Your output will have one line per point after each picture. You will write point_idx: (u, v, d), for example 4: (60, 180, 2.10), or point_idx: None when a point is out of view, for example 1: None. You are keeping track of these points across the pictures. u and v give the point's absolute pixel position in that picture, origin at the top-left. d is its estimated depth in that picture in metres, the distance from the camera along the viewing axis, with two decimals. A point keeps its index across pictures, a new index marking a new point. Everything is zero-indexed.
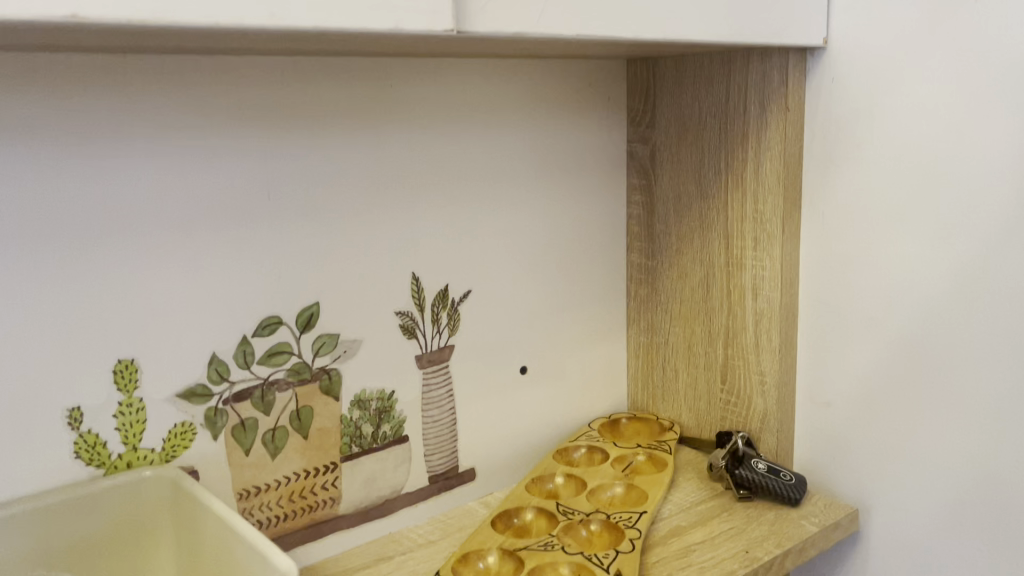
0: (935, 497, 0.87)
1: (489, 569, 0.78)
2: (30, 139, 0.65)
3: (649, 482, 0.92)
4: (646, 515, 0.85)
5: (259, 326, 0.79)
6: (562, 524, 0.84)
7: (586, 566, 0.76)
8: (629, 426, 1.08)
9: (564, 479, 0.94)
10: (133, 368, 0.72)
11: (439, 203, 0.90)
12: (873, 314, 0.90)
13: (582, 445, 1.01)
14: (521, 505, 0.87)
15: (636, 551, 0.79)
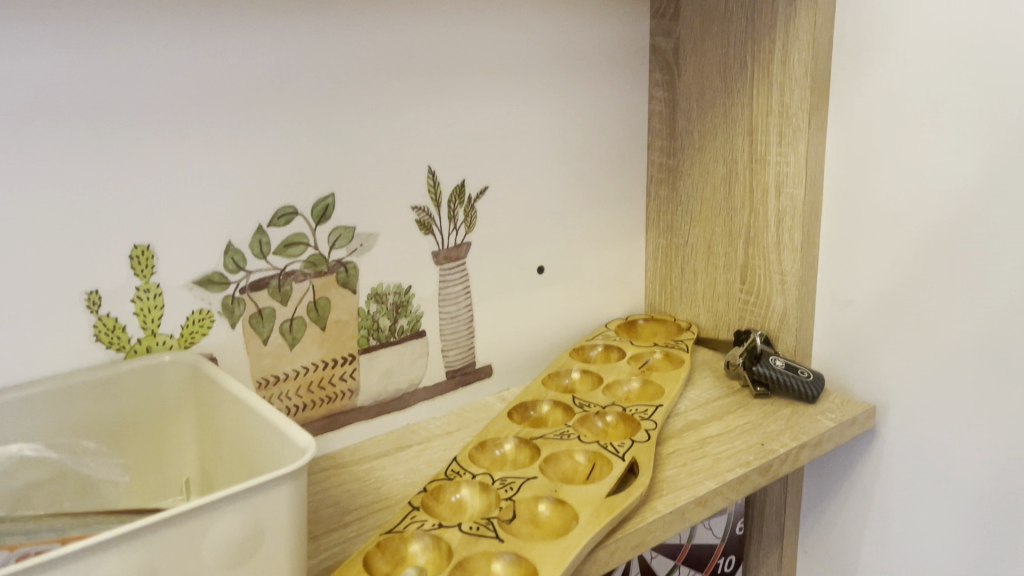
0: (954, 395, 0.87)
1: (505, 456, 0.79)
2: (36, 14, 0.63)
3: (666, 378, 0.92)
4: (662, 409, 0.86)
5: (275, 216, 0.78)
6: (578, 417, 0.85)
7: (601, 455, 0.77)
8: (646, 327, 1.08)
9: (580, 375, 0.94)
10: (149, 254, 0.71)
11: (456, 94, 0.88)
12: (900, 210, 0.88)
13: (598, 344, 1.01)
14: (538, 398, 0.88)
15: (652, 441, 0.79)
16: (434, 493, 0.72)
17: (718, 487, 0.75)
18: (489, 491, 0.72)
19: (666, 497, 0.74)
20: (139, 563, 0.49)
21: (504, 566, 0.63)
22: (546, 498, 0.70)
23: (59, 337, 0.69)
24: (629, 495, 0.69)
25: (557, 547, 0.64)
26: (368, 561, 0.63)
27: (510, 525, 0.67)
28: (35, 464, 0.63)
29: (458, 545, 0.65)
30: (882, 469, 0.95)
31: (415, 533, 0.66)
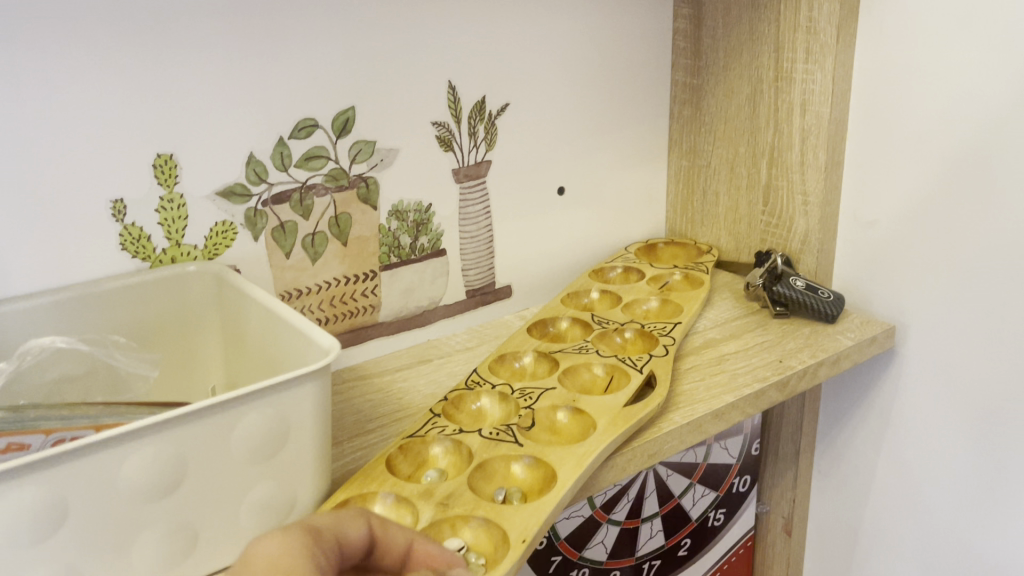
0: (975, 314, 0.87)
1: (524, 369, 0.81)
2: None
3: (685, 298, 0.93)
4: (680, 327, 0.86)
5: (295, 129, 0.78)
6: (596, 333, 0.86)
7: (620, 368, 0.78)
8: (667, 250, 1.08)
9: (599, 294, 0.95)
10: (172, 164, 0.72)
11: (477, 7, 0.87)
12: (928, 127, 0.86)
13: (618, 266, 1.02)
14: (557, 315, 0.89)
15: (670, 356, 0.80)
16: (455, 401, 0.74)
17: (735, 400, 0.76)
18: (508, 400, 0.74)
19: (683, 409, 0.75)
20: (171, 451, 0.50)
21: (523, 468, 0.66)
22: (564, 407, 0.72)
23: (86, 245, 0.70)
24: (647, 404, 0.70)
25: (575, 451, 0.65)
26: (391, 461, 0.66)
27: (528, 432, 0.69)
28: (64, 357, 0.65)
29: (477, 449, 0.67)
30: (900, 389, 0.96)
31: (436, 436, 0.68)
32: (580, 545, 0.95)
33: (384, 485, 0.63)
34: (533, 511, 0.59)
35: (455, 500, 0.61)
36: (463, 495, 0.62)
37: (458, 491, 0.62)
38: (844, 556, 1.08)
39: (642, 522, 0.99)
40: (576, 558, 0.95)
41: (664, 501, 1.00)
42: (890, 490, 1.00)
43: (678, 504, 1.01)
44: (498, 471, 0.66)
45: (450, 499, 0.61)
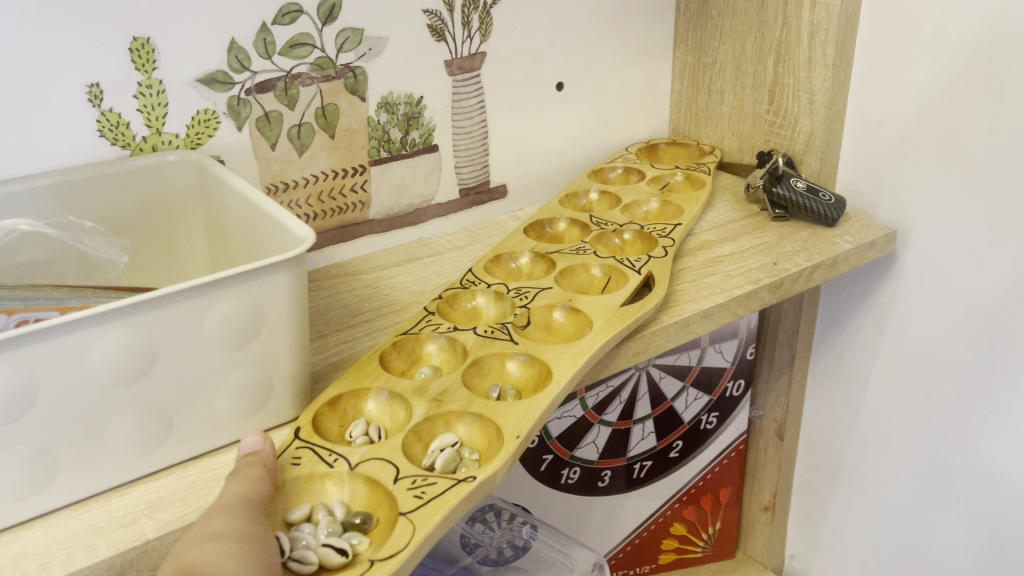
0: (980, 218, 0.84)
1: (521, 269, 0.80)
2: None
3: (685, 199, 0.90)
4: (681, 228, 0.84)
5: (278, 14, 0.75)
6: (594, 234, 0.84)
7: (617, 269, 0.77)
8: (669, 151, 1.05)
9: (598, 196, 0.93)
10: (150, 48, 0.69)
11: None
12: (942, 20, 0.82)
13: (618, 167, 0.99)
14: (555, 216, 0.88)
15: (670, 258, 0.79)
16: (450, 299, 0.73)
17: (725, 301, 0.75)
18: (504, 300, 0.73)
19: (673, 308, 0.74)
20: (141, 336, 0.50)
21: (518, 366, 0.65)
22: (561, 306, 0.71)
23: (64, 131, 0.68)
24: (645, 304, 0.69)
25: (571, 350, 0.64)
26: (385, 358, 0.65)
27: (524, 330, 0.69)
28: (34, 241, 0.66)
29: (472, 347, 0.66)
30: (900, 295, 0.94)
31: (431, 334, 0.68)
32: (571, 445, 0.96)
33: (377, 381, 0.62)
34: (529, 407, 0.59)
35: (450, 397, 0.61)
36: (457, 391, 0.61)
37: (453, 388, 0.62)
38: (836, 460, 1.09)
39: (634, 423, 1.00)
40: (567, 456, 0.96)
41: (656, 403, 1.00)
42: (883, 396, 1.00)
43: (670, 407, 1.02)
44: (493, 368, 0.65)
45: (444, 395, 0.61)
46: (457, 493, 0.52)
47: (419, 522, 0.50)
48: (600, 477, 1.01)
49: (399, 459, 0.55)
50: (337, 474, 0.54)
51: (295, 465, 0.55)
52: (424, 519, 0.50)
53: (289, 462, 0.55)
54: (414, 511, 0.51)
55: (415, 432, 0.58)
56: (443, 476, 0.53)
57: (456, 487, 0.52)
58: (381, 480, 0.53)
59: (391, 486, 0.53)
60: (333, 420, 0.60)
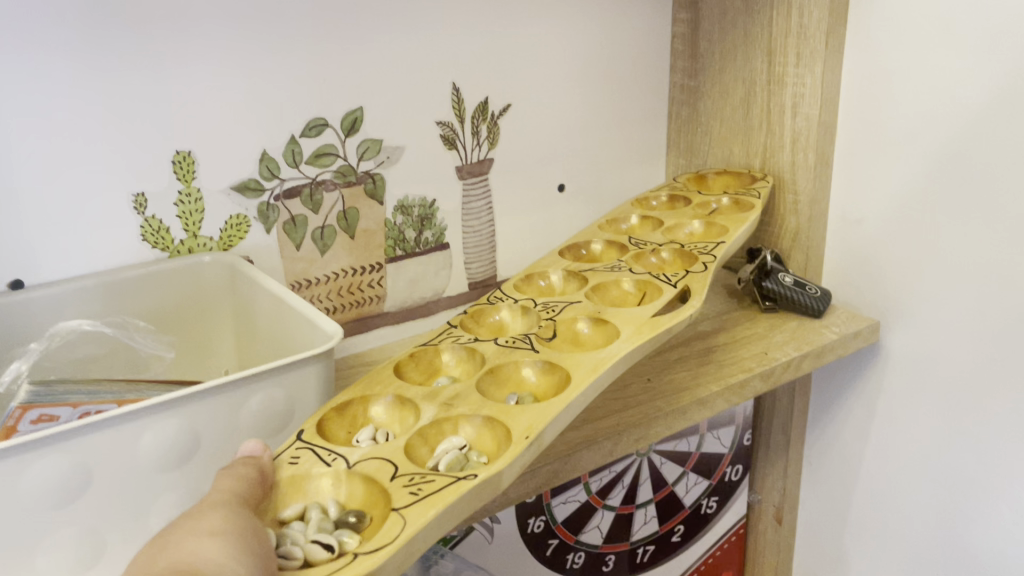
0: (955, 310, 0.90)
1: (553, 286, 0.84)
2: None
3: (730, 220, 0.92)
4: (723, 245, 0.86)
5: (306, 128, 0.83)
6: (633, 253, 0.87)
7: (652, 283, 0.80)
8: (718, 179, 1.05)
9: (639, 221, 0.96)
10: (191, 160, 0.77)
11: (480, 13, 0.91)
12: (912, 129, 0.89)
13: (663, 194, 1.02)
14: (590, 238, 0.92)
15: (708, 272, 0.80)
16: (476, 315, 0.78)
17: (720, 389, 0.80)
18: (529, 314, 0.77)
19: (670, 395, 0.79)
20: (187, 428, 0.55)
21: (535, 373, 0.69)
22: (586, 318, 0.75)
23: (110, 235, 0.75)
24: (676, 312, 0.71)
25: (591, 357, 0.67)
26: (401, 368, 0.69)
27: (548, 338, 0.72)
28: (91, 339, 0.73)
29: (491, 355, 0.70)
30: (886, 383, 0.99)
31: (448, 345, 0.72)
32: (576, 529, 0.99)
33: (387, 388, 0.65)
34: (538, 411, 0.60)
35: (459, 402, 0.64)
36: (466, 397, 0.64)
37: (463, 394, 0.65)
38: (833, 543, 1.12)
39: (637, 508, 1.03)
40: (573, 541, 0.99)
41: (658, 488, 1.04)
42: (875, 479, 1.03)
43: (671, 491, 1.05)
44: (510, 376, 0.69)
45: (454, 400, 0.64)
46: (454, 491, 0.53)
47: (411, 517, 0.51)
48: (604, 561, 1.03)
49: (400, 460, 0.57)
50: (334, 472, 0.56)
51: (292, 463, 0.56)
52: (417, 515, 0.51)
53: (287, 459, 0.56)
54: (408, 508, 0.51)
55: (420, 435, 0.61)
56: (443, 476, 0.54)
57: (454, 486, 0.53)
58: (379, 479, 0.55)
59: (388, 484, 0.54)
60: (341, 423, 0.63)
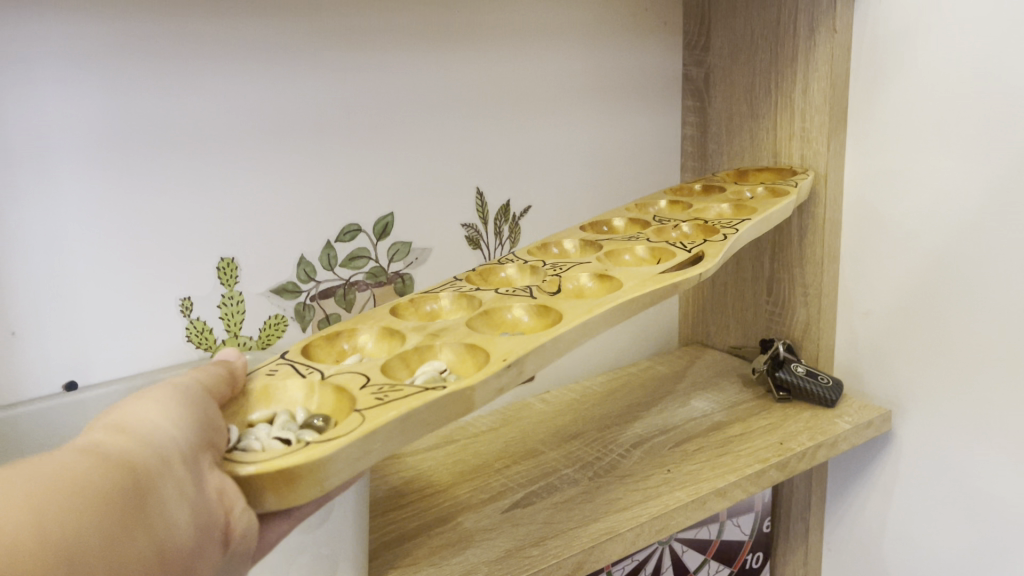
0: (962, 400, 0.92)
1: (566, 252, 0.82)
2: (130, 68, 0.73)
3: (762, 203, 0.88)
4: (747, 222, 0.82)
5: (342, 233, 0.88)
6: (654, 228, 0.85)
7: (666, 252, 0.78)
8: (758, 176, 1.03)
9: (668, 204, 0.94)
10: (234, 266, 0.82)
11: (501, 123, 0.97)
12: (912, 227, 0.94)
13: (698, 184, 1.00)
14: (611, 217, 0.90)
15: (728, 240, 0.78)
16: (484, 273, 0.76)
17: (737, 479, 0.83)
18: (537, 272, 0.76)
19: (689, 487, 0.82)
20: None
21: (529, 316, 0.67)
22: (590, 274, 0.73)
23: (158, 337, 0.80)
24: (681, 272, 0.70)
25: (586, 303, 0.66)
26: (397, 309, 0.69)
27: (549, 290, 0.71)
28: None
29: (489, 301, 0.69)
30: (900, 471, 1.01)
31: (444, 291, 0.72)
32: None
33: (376, 324, 0.66)
34: (520, 342, 0.59)
35: (444, 333, 0.63)
36: (453, 331, 0.64)
37: (451, 328, 0.64)
38: None
39: None
40: None
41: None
42: (894, 567, 1.04)
43: None
44: (504, 319, 0.68)
45: (439, 333, 0.63)
46: (420, 398, 0.51)
47: (371, 417, 0.49)
48: None
49: (375, 376, 0.56)
50: (308, 382, 0.56)
51: (269, 375, 0.57)
52: (378, 415, 0.50)
53: (265, 372, 0.58)
54: (369, 409, 0.50)
55: (402, 357, 0.60)
56: (412, 387, 0.53)
57: (422, 394, 0.52)
58: (349, 387, 0.54)
59: (357, 392, 0.54)
60: (327, 352, 0.63)
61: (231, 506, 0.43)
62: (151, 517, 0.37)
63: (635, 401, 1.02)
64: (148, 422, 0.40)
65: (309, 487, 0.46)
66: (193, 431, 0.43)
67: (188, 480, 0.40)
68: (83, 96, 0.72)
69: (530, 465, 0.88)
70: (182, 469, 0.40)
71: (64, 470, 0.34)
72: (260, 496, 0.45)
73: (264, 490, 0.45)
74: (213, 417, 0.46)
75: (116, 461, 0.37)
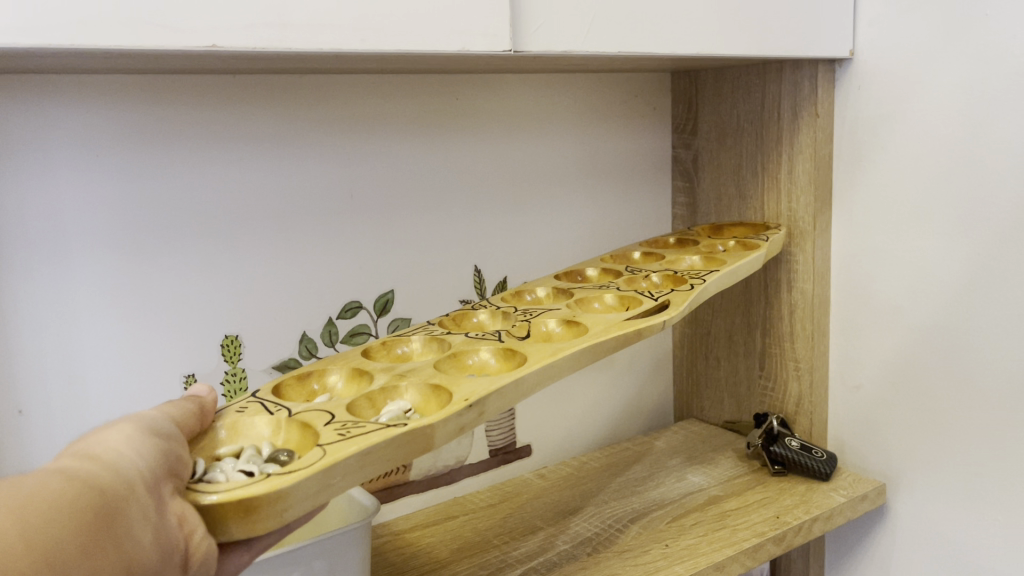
0: (954, 472, 0.93)
1: (539, 300, 0.83)
2: (143, 154, 0.76)
3: (734, 255, 0.91)
4: (715, 273, 0.83)
5: (343, 310, 0.90)
6: (624, 278, 0.85)
7: (632, 299, 0.78)
8: (732, 230, 1.07)
9: (642, 255, 0.95)
10: (238, 343, 0.84)
11: (497, 203, 1.01)
12: (898, 303, 0.97)
13: (673, 237, 1.01)
14: (586, 267, 0.91)
15: (694, 291, 0.79)
16: (457, 318, 0.78)
17: (734, 554, 0.83)
18: (508, 318, 0.77)
19: (687, 561, 0.82)
20: None
21: (495, 358, 0.69)
22: (557, 319, 0.74)
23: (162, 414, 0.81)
24: (648, 318, 0.71)
25: (551, 346, 0.67)
26: (368, 351, 0.71)
27: (517, 334, 0.72)
28: None
29: (459, 343, 0.71)
30: (896, 544, 1.01)
31: (414, 333, 0.73)
32: None
33: (347, 364, 0.67)
34: (484, 383, 0.60)
35: (411, 374, 0.65)
36: (420, 373, 0.65)
37: (419, 370, 0.66)
38: None
39: None
40: None
41: None
42: None
43: None
44: (471, 363, 0.69)
45: (407, 374, 0.65)
46: (380, 435, 0.52)
47: (331, 451, 0.50)
48: None
49: (340, 413, 0.57)
50: (276, 419, 0.57)
51: (238, 413, 0.58)
52: (338, 449, 0.50)
53: (234, 410, 0.59)
54: (330, 444, 0.51)
55: (369, 398, 0.61)
56: (373, 424, 0.54)
57: (381, 431, 0.53)
58: (314, 424, 0.56)
59: (320, 428, 0.55)
60: (298, 393, 0.64)
61: (189, 530, 0.43)
62: (122, 535, 0.38)
63: (632, 476, 1.03)
64: (118, 446, 0.42)
65: (269, 519, 0.46)
66: (160, 458, 0.44)
67: (148, 506, 0.41)
68: (98, 179, 0.75)
69: (528, 540, 0.88)
70: (145, 495, 0.41)
71: (33, 489, 0.36)
72: (220, 525, 0.45)
73: (225, 520, 0.45)
74: (175, 447, 0.47)
75: (84, 481, 0.38)
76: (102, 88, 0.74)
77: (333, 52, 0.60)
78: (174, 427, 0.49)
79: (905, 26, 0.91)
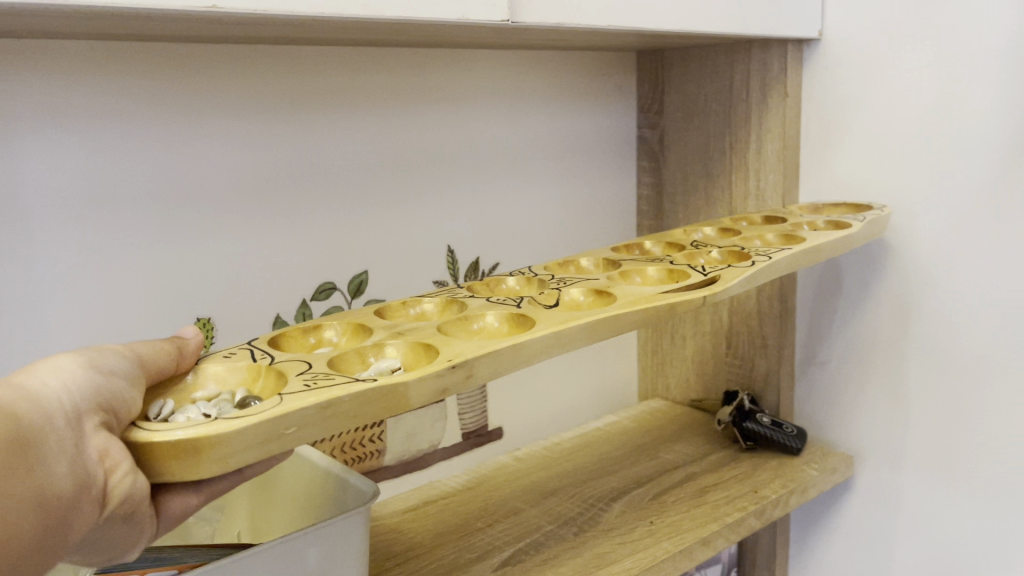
0: (917, 443, 0.97)
1: (585, 270, 0.82)
2: (109, 125, 0.72)
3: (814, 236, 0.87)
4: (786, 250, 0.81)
5: (316, 291, 0.88)
6: (686, 253, 0.84)
7: (681, 274, 0.77)
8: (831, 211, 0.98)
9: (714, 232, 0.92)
10: (210, 326, 0.80)
11: (470, 181, 0.99)
12: (865, 280, 0.99)
13: (758, 215, 0.98)
14: (643, 241, 0.89)
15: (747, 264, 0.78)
16: (492, 283, 0.76)
17: (718, 528, 0.84)
18: (543, 285, 0.76)
19: (674, 537, 0.82)
20: None
21: (501, 322, 0.67)
22: (585, 289, 0.73)
23: None
24: (679, 293, 0.69)
25: (563, 316, 0.65)
26: (380, 310, 0.69)
27: (543, 302, 0.70)
28: None
29: (477, 305, 0.69)
30: (859, 515, 1.04)
31: (427, 296, 0.71)
32: None
33: (344, 319, 0.65)
34: (471, 347, 0.58)
35: (410, 332, 0.63)
36: (417, 331, 0.63)
37: (420, 329, 0.63)
38: None
39: None
40: None
41: None
42: None
43: None
44: (477, 327, 0.66)
45: (407, 331, 0.63)
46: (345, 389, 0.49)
47: (292, 400, 0.47)
48: None
49: (318, 365, 0.55)
50: (257, 366, 0.55)
51: (225, 357, 0.56)
52: (299, 399, 0.48)
53: (223, 354, 0.57)
54: (292, 394, 0.49)
55: (359, 352, 0.59)
56: (345, 379, 0.51)
57: (349, 386, 0.50)
58: (288, 372, 0.53)
59: (291, 377, 0.52)
60: (296, 344, 0.63)
61: (114, 467, 0.41)
62: (31, 461, 0.37)
63: (606, 455, 1.03)
64: (51, 378, 0.41)
65: (207, 464, 0.43)
66: (98, 393, 0.43)
67: (66, 438, 0.39)
68: (62, 152, 0.70)
69: (510, 522, 0.87)
70: (63, 428, 0.39)
71: None
72: (155, 468, 0.43)
73: (162, 460, 0.43)
74: (122, 387, 0.45)
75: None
76: (66, 58, 0.69)
77: (331, 17, 0.58)
78: (131, 370, 0.48)
79: (873, 8, 0.93)
